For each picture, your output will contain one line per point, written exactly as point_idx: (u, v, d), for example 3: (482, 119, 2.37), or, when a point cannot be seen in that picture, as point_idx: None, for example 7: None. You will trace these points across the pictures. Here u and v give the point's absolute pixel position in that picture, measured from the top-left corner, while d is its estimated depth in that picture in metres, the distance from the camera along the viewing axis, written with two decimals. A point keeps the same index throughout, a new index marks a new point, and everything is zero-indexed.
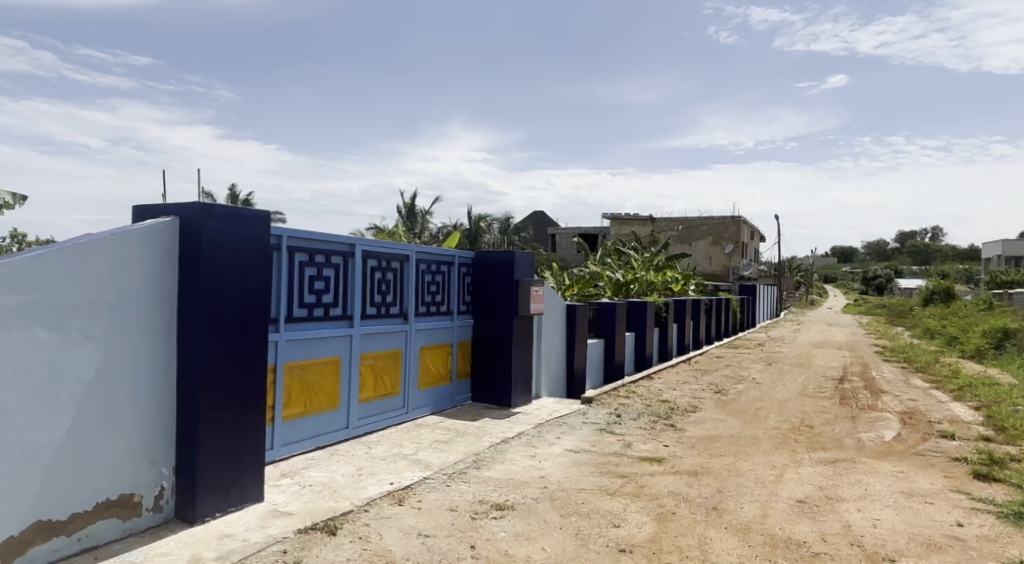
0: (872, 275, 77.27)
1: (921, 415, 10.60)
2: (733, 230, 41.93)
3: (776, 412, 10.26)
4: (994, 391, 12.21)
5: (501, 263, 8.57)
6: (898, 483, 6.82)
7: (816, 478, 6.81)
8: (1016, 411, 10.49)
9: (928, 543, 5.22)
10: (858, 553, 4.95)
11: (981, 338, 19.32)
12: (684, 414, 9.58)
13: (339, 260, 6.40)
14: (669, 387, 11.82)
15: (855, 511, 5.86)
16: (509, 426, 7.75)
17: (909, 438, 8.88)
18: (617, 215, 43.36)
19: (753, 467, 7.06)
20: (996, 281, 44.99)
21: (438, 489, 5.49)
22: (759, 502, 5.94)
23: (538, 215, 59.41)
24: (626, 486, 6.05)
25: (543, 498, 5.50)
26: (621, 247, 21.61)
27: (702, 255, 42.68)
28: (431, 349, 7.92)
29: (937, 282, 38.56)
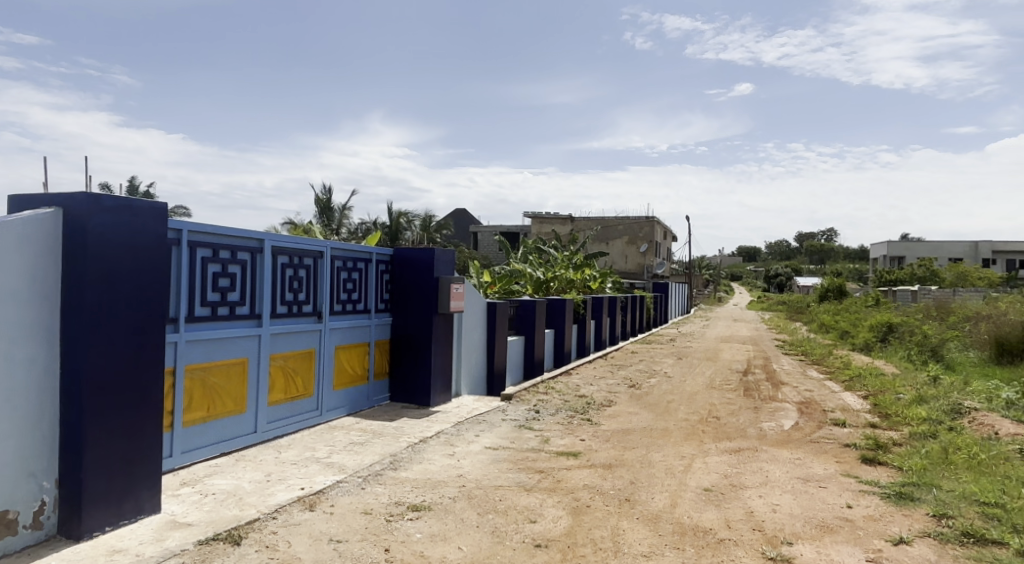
0: (774, 273, 81.62)
1: (816, 404, 11.30)
2: (648, 230, 43.29)
3: (685, 404, 10.67)
4: (880, 381, 13.18)
5: (420, 261, 8.46)
6: (796, 469, 7.23)
7: (722, 467, 7.12)
8: (899, 398, 11.35)
9: (821, 525, 5.55)
10: (759, 537, 5.20)
11: (869, 332, 20.79)
12: (600, 408, 9.80)
13: (245, 256, 6.13)
14: (586, 382, 12.06)
15: (756, 498, 6.16)
16: (427, 425, 7.67)
17: (805, 426, 9.43)
18: (537, 214, 43.83)
19: (665, 458, 7.30)
20: (881, 279, 48.61)
21: (352, 492, 5.37)
22: (669, 492, 6.15)
23: (460, 212, 59.31)
24: (543, 481, 6.12)
25: (460, 497, 5.48)
26: (542, 245, 21.87)
27: (618, 254, 43.80)
28: (347, 349, 7.73)
29: (831, 280, 41.21)
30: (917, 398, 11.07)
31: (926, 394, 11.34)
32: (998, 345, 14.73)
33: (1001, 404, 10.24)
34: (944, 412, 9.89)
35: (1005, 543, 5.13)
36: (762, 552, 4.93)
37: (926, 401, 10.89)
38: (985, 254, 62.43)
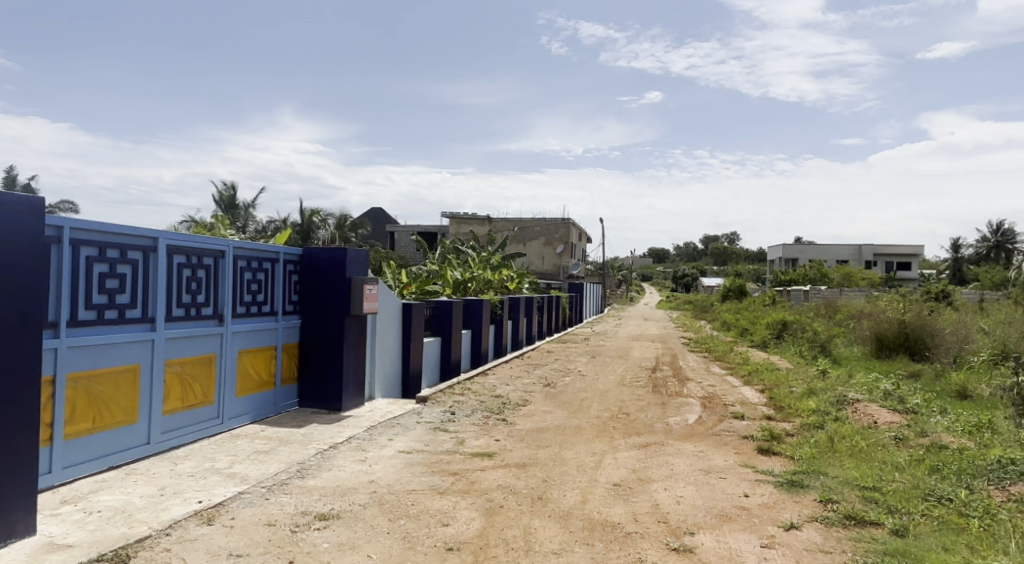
0: (682, 274, 85.06)
1: (718, 399, 11.86)
2: (563, 232, 44.08)
3: (597, 402, 10.94)
4: (775, 376, 13.99)
5: (331, 261, 8.26)
6: (699, 461, 7.55)
7: (630, 462, 7.34)
8: (792, 391, 12.09)
9: (721, 514, 5.83)
10: (664, 529, 5.40)
11: (766, 329, 22.02)
12: (515, 408, 9.87)
13: (137, 255, 5.77)
14: (502, 382, 12.13)
15: (662, 491, 6.39)
16: (338, 430, 7.49)
17: (708, 420, 9.88)
18: (454, 214, 43.70)
19: (576, 456, 7.44)
20: (777, 280, 51.62)
21: (255, 503, 5.16)
22: (579, 488, 6.27)
23: (375, 211, 58.30)
24: (457, 483, 6.10)
25: (370, 504, 5.38)
26: (460, 245, 21.86)
27: (535, 256, 44.31)
28: (252, 353, 7.43)
29: (733, 281, 43.33)
30: (808, 391, 11.83)
31: (816, 387, 12.14)
32: (878, 340, 15.96)
33: (880, 395, 11.11)
34: (831, 404, 10.62)
35: (881, 523, 5.57)
36: (666, 543, 5.12)
37: (816, 393, 11.65)
38: (867, 257, 67.56)
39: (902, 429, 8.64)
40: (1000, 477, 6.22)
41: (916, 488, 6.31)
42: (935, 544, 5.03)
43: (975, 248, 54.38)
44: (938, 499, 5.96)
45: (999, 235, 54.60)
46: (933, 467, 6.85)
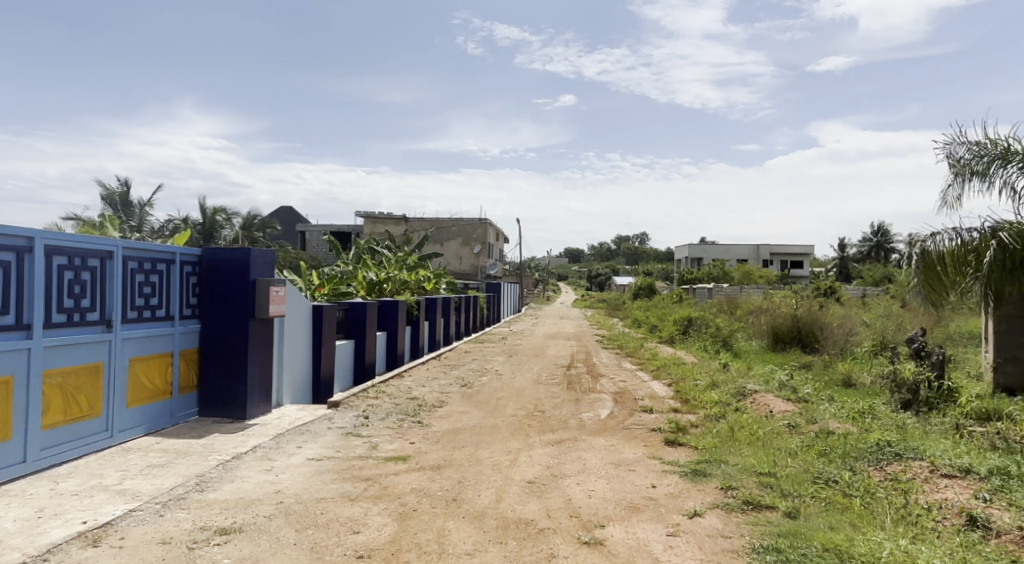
0: (596, 273, 87.02)
1: (629, 393, 12.22)
2: (480, 232, 44.12)
3: (512, 400, 11.01)
4: (682, 370, 14.57)
5: (233, 263, 7.91)
6: (610, 455, 7.74)
7: (544, 459, 7.44)
8: (696, 384, 12.61)
9: (630, 505, 6.01)
10: (576, 523, 5.50)
11: (673, 325, 22.86)
12: (431, 409, 9.78)
13: (9, 257, 5.33)
14: (418, 384, 12.00)
15: (574, 485, 6.52)
16: (242, 439, 7.18)
17: (619, 415, 10.15)
18: (368, 213, 42.87)
19: (492, 455, 7.45)
20: (684, 279, 53.72)
21: (147, 521, 4.86)
22: (494, 487, 6.30)
23: (283, 210, 56.32)
24: (369, 489, 5.98)
25: (276, 515, 5.19)
26: (375, 245, 21.47)
27: (452, 256, 44.09)
28: (145, 361, 6.99)
29: (642, 280, 44.68)
30: (711, 383, 12.40)
31: (719, 379, 12.73)
32: (773, 335, 16.91)
33: (775, 385, 11.77)
34: (732, 395, 11.17)
35: (775, 506, 5.91)
36: (578, 536, 5.22)
37: (718, 385, 12.23)
38: (764, 255, 71.55)
39: (795, 417, 9.19)
40: (878, 459, 6.74)
41: (807, 471, 6.74)
42: (823, 523, 5.38)
43: (858, 247, 58.63)
44: (826, 482, 6.38)
45: (879, 234, 59.07)
46: (822, 452, 7.32)
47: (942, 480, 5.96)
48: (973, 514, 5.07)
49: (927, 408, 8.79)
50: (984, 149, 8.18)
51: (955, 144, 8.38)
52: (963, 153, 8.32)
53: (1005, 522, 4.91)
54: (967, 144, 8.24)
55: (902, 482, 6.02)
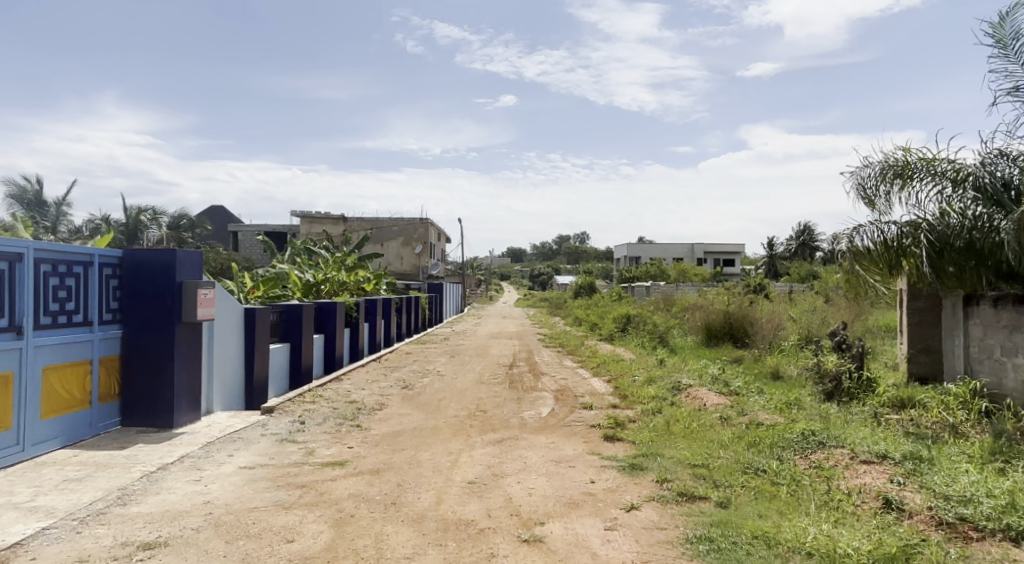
0: (537, 272, 87.61)
1: (570, 391, 12.35)
2: (421, 232, 43.73)
3: (454, 401, 10.97)
4: (621, 366, 14.84)
5: (158, 265, 7.61)
6: (550, 453, 7.80)
7: (485, 459, 7.43)
8: (634, 381, 12.86)
9: (570, 502, 6.07)
10: (516, 522, 5.53)
11: (612, 323, 23.25)
12: (370, 412, 9.63)
13: None
14: (357, 387, 11.80)
15: (515, 484, 6.54)
16: (169, 449, 6.89)
17: (560, 412, 10.25)
18: (304, 213, 41.89)
19: (432, 457, 7.40)
20: (623, 277, 54.70)
21: (63, 539, 4.62)
22: (434, 489, 6.25)
23: (215, 209, 54.41)
24: (305, 496, 5.84)
25: (205, 527, 5.01)
26: (313, 245, 20.99)
27: (392, 256, 43.55)
28: (61, 369, 6.62)
29: (582, 278, 45.24)
30: (649, 379, 12.67)
31: (656, 375, 13.02)
32: (707, 330, 17.42)
33: (708, 379, 12.13)
34: (668, 390, 11.45)
35: (707, 497, 6.09)
36: (518, 535, 5.24)
37: (656, 381, 12.52)
38: (699, 254, 73.69)
39: (727, 410, 9.49)
40: (804, 448, 7.04)
41: (738, 462, 6.97)
42: (753, 511, 5.58)
43: (786, 245, 61.02)
44: (755, 471, 6.62)
45: (805, 233, 61.61)
46: (751, 443, 7.59)
47: (861, 466, 6.27)
48: (888, 496, 5.35)
49: (848, 398, 9.23)
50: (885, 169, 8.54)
51: (861, 171, 8.76)
52: (870, 176, 8.67)
53: (917, 503, 5.20)
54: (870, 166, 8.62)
55: (825, 469, 6.31)
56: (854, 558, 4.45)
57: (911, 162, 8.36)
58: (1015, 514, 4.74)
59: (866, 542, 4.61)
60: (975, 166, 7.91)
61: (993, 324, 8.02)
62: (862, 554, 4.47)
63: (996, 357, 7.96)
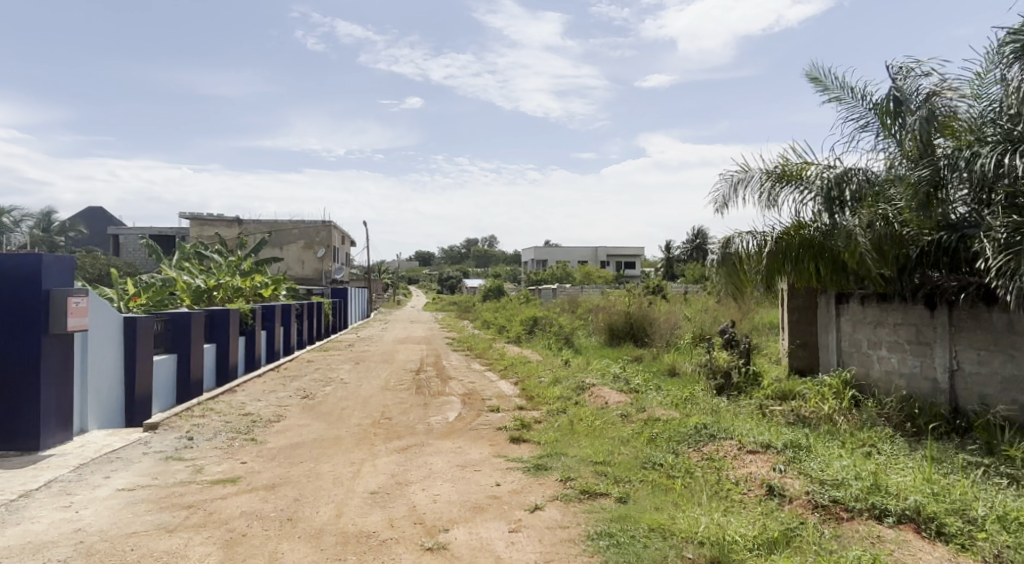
0: (444, 276, 87.16)
1: (477, 394, 12.35)
2: (324, 235, 42.48)
3: (357, 409, 10.69)
4: (528, 368, 14.99)
5: (20, 271, 6.97)
6: (456, 458, 7.76)
7: (389, 467, 7.28)
8: (540, 381, 13.04)
9: (474, 506, 6.05)
10: (419, 530, 5.45)
11: (520, 325, 23.47)
12: (266, 425, 9.22)
13: None
14: (252, 398, 11.28)
15: (419, 492, 6.45)
16: (34, 474, 6.31)
17: (467, 416, 10.22)
18: (196, 215, 39.76)
19: (333, 468, 7.17)
20: (530, 279, 55.38)
21: None
22: (334, 502, 6.06)
23: (95, 210, 50.75)
24: (191, 517, 5.51)
25: (75, 557, 4.62)
26: (204, 249, 19.90)
27: (293, 259, 42.05)
28: None
29: (490, 281, 45.43)
30: (554, 380, 12.87)
31: (561, 375, 13.25)
32: (609, 331, 17.91)
33: (611, 378, 12.48)
34: (572, 390, 11.69)
35: (608, 493, 6.25)
36: (421, 544, 5.17)
37: (561, 381, 12.74)
38: (602, 256, 75.87)
39: (627, 407, 9.78)
40: (697, 441, 7.36)
41: (637, 457, 7.20)
42: (650, 505, 5.77)
43: (683, 248, 63.84)
44: (653, 466, 6.86)
45: (700, 236, 64.65)
46: (649, 438, 7.86)
47: (748, 456, 6.64)
48: (771, 484, 5.69)
49: (737, 392, 9.76)
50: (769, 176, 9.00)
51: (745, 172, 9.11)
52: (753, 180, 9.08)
53: (796, 489, 5.55)
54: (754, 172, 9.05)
55: (716, 460, 6.63)
56: (740, 545, 4.69)
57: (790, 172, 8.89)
58: (879, 494, 5.14)
59: (751, 529, 4.88)
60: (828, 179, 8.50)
61: (861, 320, 8.71)
62: (748, 540, 4.73)
63: (863, 349, 8.65)
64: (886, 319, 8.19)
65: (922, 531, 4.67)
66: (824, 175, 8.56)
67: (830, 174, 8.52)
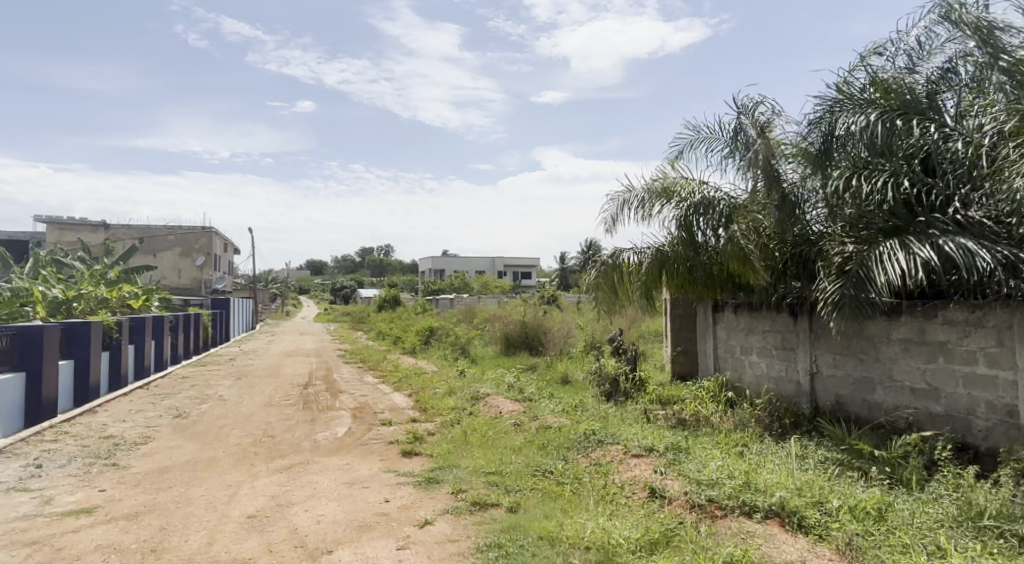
0: (337, 287, 84.66)
1: (368, 408, 12.01)
2: (204, 241, 40.18)
3: (238, 427, 10.10)
4: (422, 379, 14.78)
5: None
6: (343, 475, 7.48)
7: (270, 489, 6.90)
8: (435, 393, 12.88)
9: (360, 525, 5.85)
10: (300, 554, 5.19)
11: (415, 336, 23.13)
12: (131, 448, 8.52)
13: None
14: (117, 419, 10.41)
15: (302, 513, 6.15)
16: None
17: (356, 431, 9.91)
18: (55, 219, 36.48)
19: (206, 492, 6.70)
20: (426, 289, 54.84)
21: None
22: (206, 529, 5.66)
23: None
24: (36, 556, 4.97)
25: None
26: (64, 257, 18.27)
27: (169, 267, 39.39)
28: None
29: (385, 292, 44.56)
30: (449, 390, 12.75)
31: (456, 386, 13.15)
32: (505, 340, 17.99)
33: (505, 388, 12.53)
34: (466, 400, 11.63)
35: (499, 503, 6.22)
36: None
37: (455, 392, 12.65)
38: (498, 266, 76.53)
39: (520, 416, 9.84)
40: (585, 447, 7.50)
41: (528, 465, 7.24)
42: (539, 513, 5.81)
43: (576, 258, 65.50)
44: (543, 473, 6.92)
45: None
46: (540, 446, 7.93)
47: (633, 460, 6.84)
48: (653, 486, 5.87)
49: (625, 398, 10.06)
50: (647, 195, 9.18)
51: (628, 193, 9.35)
52: (634, 200, 9.28)
53: (675, 490, 5.77)
54: (634, 192, 9.26)
55: (603, 465, 6.78)
56: (624, 547, 4.81)
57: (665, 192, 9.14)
58: (749, 491, 5.42)
59: (634, 531, 5.00)
60: (690, 203, 8.86)
61: (734, 327, 9.28)
62: (632, 543, 4.85)
63: (737, 355, 9.21)
64: (756, 327, 8.77)
65: (786, 524, 4.97)
66: (689, 197, 8.89)
67: (694, 197, 8.87)
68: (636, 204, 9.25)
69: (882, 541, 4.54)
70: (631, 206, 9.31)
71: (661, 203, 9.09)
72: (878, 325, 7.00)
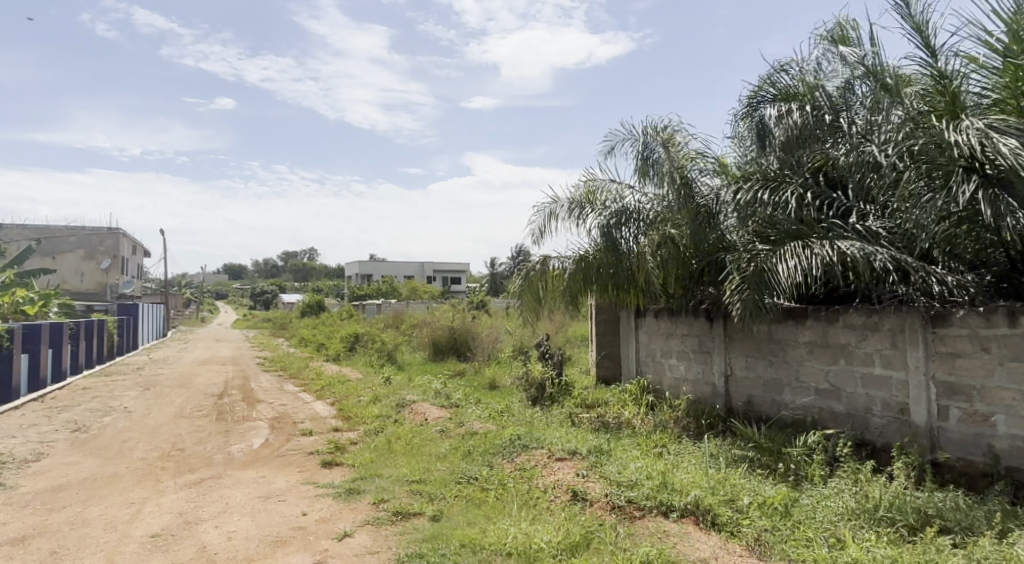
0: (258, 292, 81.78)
1: (288, 417, 11.60)
2: (110, 243, 38.04)
3: (143, 441, 9.54)
4: (345, 387, 14.42)
5: None
6: (257, 489, 7.18)
7: (177, 505, 6.54)
8: (359, 400, 12.58)
9: (275, 540, 5.62)
10: None
11: (339, 343, 22.59)
12: (21, 466, 7.89)
13: None
14: (6, 435, 9.64)
15: (211, 530, 5.86)
16: None
17: (274, 442, 9.54)
18: None
19: (105, 511, 6.29)
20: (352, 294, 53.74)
21: None
22: (104, 551, 5.30)
23: None
24: None
25: None
26: None
27: (72, 271, 37.03)
28: None
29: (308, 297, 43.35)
30: (373, 398, 12.47)
31: (381, 393, 12.88)
32: (433, 346, 17.81)
33: (431, 394, 12.37)
34: (391, 408, 11.42)
35: (421, 512, 6.12)
36: None
37: (380, 399, 12.39)
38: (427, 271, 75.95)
39: (446, 422, 9.72)
40: (510, 452, 7.49)
41: (452, 472, 7.15)
42: (462, 520, 5.74)
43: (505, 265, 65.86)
44: (467, 480, 6.85)
45: None
46: (465, 452, 7.87)
47: (556, 463, 6.88)
48: (575, 489, 5.93)
49: (550, 402, 10.12)
50: (574, 203, 9.30)
51: (554, 202, 9.44)
52: (560, 209, 9.37)
53: (596, 492, 5.84)
54: (560, 201, 9.36)
55: (527, 470, 6.79)
56: (545, 551, 4.82)
57: (590, 202, 9.29)
58: (666, 492, 5.54)
59: (556, 535, 5.02)
60: (614, 210, 9.04)
61: (655, 332, 9.51)
62: (552, 547, 4.86)
63: (657, 358, 9.46)
64: (675, 330, 9.02)
65: (700, 523, 5.11)
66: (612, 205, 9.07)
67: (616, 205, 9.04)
68: (562, 213, 9.35)
69: (788, 535, 4.73)
70: (557, 214, 9.40)
71: (586, 212, 9.22)
72: (786, 329, 7.33)
